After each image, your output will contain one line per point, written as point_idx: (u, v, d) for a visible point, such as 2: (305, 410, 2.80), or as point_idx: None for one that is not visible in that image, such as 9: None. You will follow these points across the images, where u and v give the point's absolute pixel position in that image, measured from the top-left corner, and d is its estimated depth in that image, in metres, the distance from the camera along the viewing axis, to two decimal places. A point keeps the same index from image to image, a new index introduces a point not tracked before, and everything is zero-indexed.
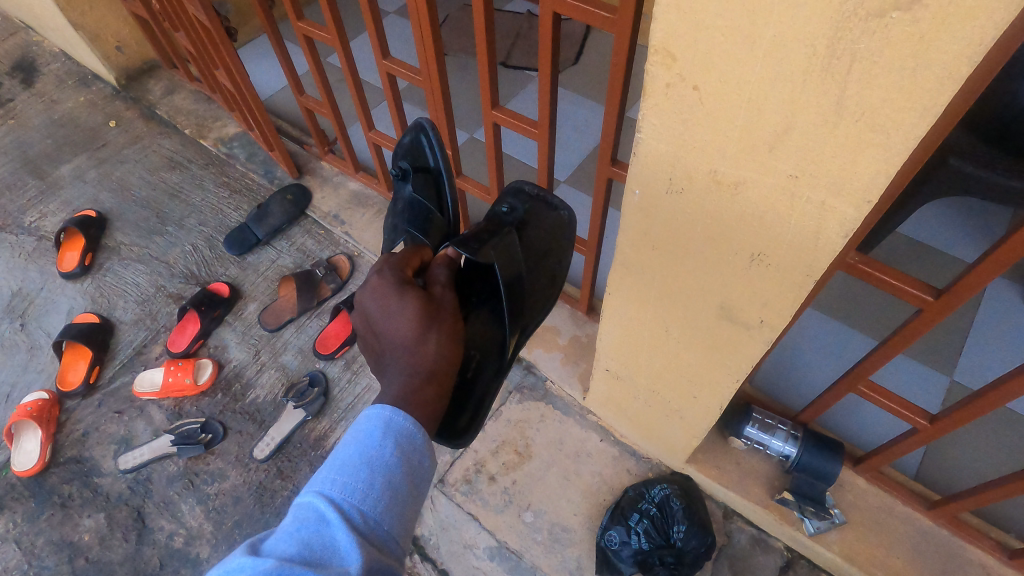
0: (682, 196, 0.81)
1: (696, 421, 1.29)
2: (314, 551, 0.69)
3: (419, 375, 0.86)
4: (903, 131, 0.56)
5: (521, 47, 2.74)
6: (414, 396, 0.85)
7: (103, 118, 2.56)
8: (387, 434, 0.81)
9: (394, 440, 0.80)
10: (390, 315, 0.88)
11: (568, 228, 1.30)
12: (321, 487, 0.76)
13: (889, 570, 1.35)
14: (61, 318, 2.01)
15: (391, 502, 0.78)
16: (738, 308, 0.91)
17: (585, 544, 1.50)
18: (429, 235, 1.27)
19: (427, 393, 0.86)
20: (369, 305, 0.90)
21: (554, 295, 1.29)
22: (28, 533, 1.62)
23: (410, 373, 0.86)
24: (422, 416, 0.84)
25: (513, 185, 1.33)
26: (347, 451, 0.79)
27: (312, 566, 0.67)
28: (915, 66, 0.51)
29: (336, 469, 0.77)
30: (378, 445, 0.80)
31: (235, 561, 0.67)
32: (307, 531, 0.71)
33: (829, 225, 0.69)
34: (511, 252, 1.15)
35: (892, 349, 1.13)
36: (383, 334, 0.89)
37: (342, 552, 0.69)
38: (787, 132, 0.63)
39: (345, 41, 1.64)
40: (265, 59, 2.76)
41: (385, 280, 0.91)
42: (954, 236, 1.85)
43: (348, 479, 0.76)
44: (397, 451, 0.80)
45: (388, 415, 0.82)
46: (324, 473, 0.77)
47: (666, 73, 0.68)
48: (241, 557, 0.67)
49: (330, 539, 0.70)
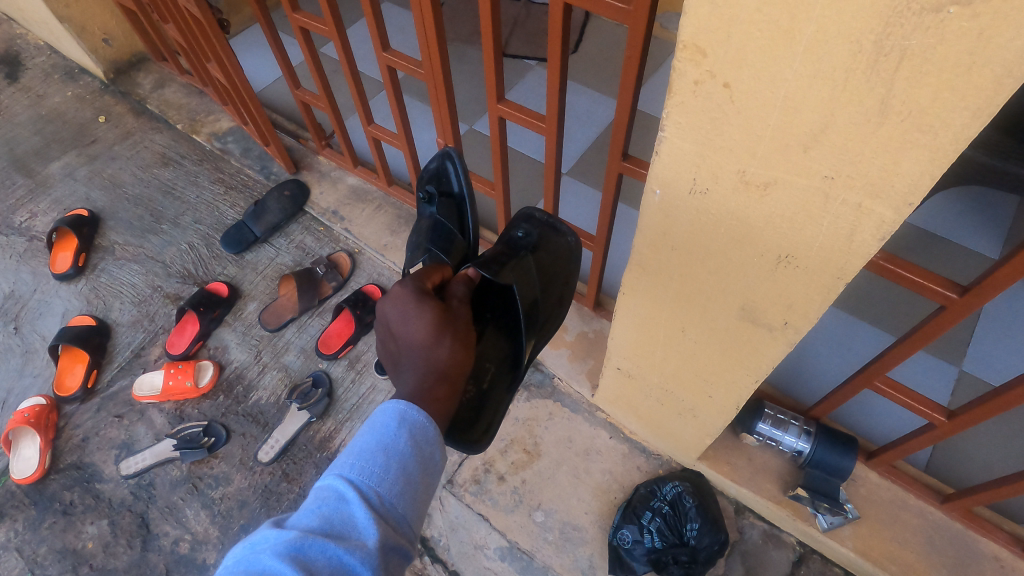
0: (706, 196, 0.78)
1: (710, 419, 1.27)
2: (334, 525, 0.71)
3: (431, 375, 0.83)
4: (953, 131, 0.53)
5: (519, 35, 2.68)
6: (427, 394, 0.82)
7: (93, 114, 2.49)
8: (402, 425, 0.79)
9: (408, 430, 0.78)
10: (407, 319, 0.84)
11: (575, 254, 1.29)
12: (341, 470, 0.77)
13: (904, 565, 1.34)
14: (56, 320, 1.97)
15: (405, 487, 0.77)
16: (761, 309, 0.88)
17: (597, 543, 1.49)
18: (451, 255, 1.23)
19: (438, 393, 0.83)
20: (388, 311, 0.87)
21: (562, 315, 1.26)
22: (30, 542, 1.59)
23: (423, 372, 0.82)
24: (435, 411, 0.82)
25: (523, 212, 1.31)
26: (365, 438, 0.79)
27: (331, 538, 0.69)
28: (973, 64, 0.48)
29: (355, 454, 0.78)
30: (393, 435, 0.78)
31: (261, 533, 0.70)
32: (327, 508, 0.73)
33: (864, 227, 0.66)
34: (529, 275, 1.15)
35: (912, 346, 1.11)
36: (399, 339, 0.85)
37: (359, 528, 0.71)
38: (826, 131, 0.60)
39: (342, 33, 1.59)
40: (257, 50, 2.69)
41: (405, 288, 0.87)
42: (962, 224, 1.83)
43: (365, 463, 0.77)
44: (411, 442, 0.78)
45: (403, 409, 0.80)
46: (343, 456, 0.78)
47: (694, 70, 0.65)
48: (267, 529, 0.70)
49: (349, 517, 0.72)
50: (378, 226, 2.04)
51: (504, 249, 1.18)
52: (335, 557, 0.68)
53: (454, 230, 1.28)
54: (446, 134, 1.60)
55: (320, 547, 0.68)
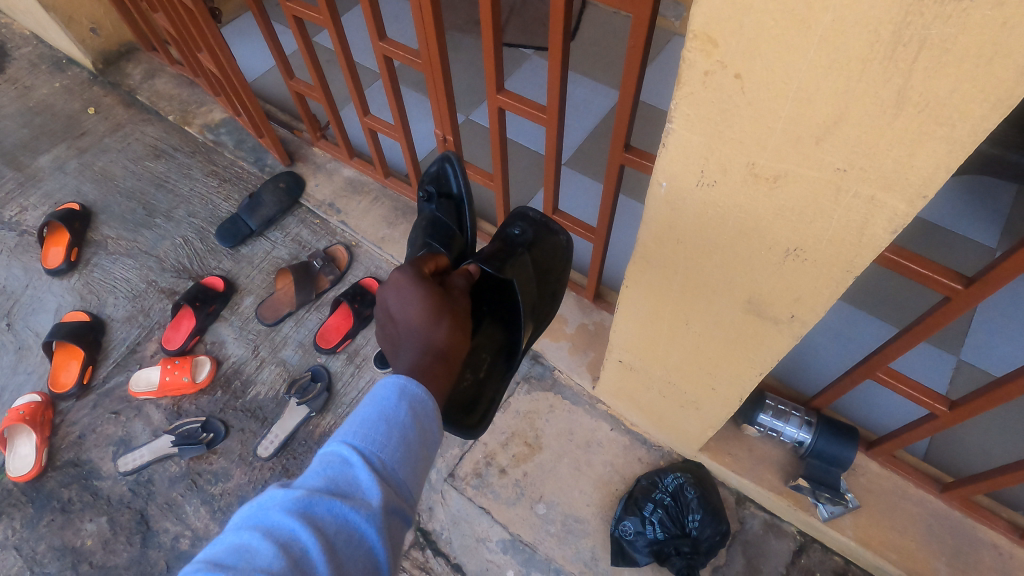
0: (714, 189, 0.77)
1: (712, 411, 1.27)
2: (339, 486, 0.71)
3: (430, 355, 0.81)
4: (971, 123, 0.52)
5: (516, 24, 2.64)
6: (427, 373, 0.81)
7: (82, 105, 2.44)
8: (403, 396, 0.77)
9: (409, 402, 0.77)
10: (406, 303, 0.82)
11: (567, 251, 1.30)
12: (345, 436, 0.76)
13: (904, 554, 1.35)
14: (49, 316, 1.94)
15: (407, 455, 0.76)
16: (768, 302, 0.88)
17: (599, 535, 1.49)
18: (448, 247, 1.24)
19: (438, 371, 0.82)
20: (388, 295, 0.85)
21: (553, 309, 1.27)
22: (28, 540, 1.58)
23: (421, 351, 0.81)
24: (435, 388, 0.81)
25: (518, 207, 1.30)
26: (367, 410, 0.77)
27: (336, 498, 0.69)
28: (993, 56, 0.47)
29: (358, 421, 0.77)
30: (394, 405, 0.77)
31: (266, 493, 0.70)
32: (331, 470, 0.72)
33: (876, 220, 0.66)
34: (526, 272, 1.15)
35: (915, 337, 1.11)
36: (398, 321, 0.83)
37: (363, 489, 0.71)
38: (839, 122, 0.59)
39: (337, 22, 1.56)
40: (250, 39, 2.65)
41: (405, 272, 0.86)
42: (960, 212, 1.83)
43: (368, 430, 0.75)
44: (411, 414, 0.77)
45: (403, 382, 0.79)
46: (346, 424, 0.76)
47: (705, 60, 0.64)
48: (272, 489, 0.70)
49: (353, 478, 0.72)
50: (375, 218, 2.02)
51: (501, 247, 1.19)
52: (340, 515, 0.68)
53: (453, 228, 1.28)
54: (444, 125, 1.58)
55: (326, 505, 0.68)
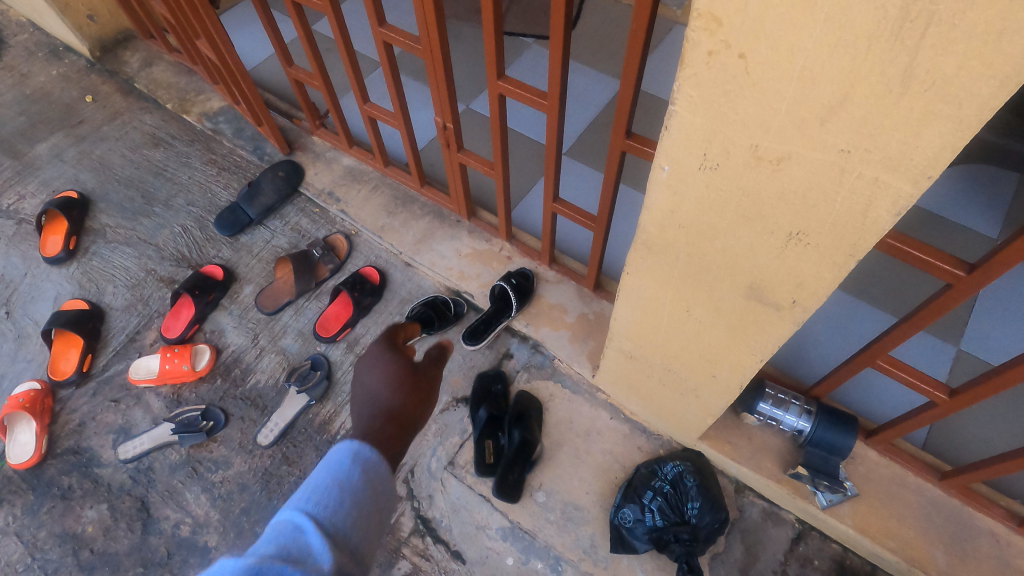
0: (716, 173, 0.76)
1: (712, 399, 1.27)
2: (290, 551, 0.75)
3: (382, 416, 1.05)
4: (979, 101, 0.51)
5: (517, 12, 2.62)
6: (372, 427, 1.03)
7: (79, 93, 2.43)
8: (355, 462, 0.91)
9: (362, 466, 0.90)
10: (374, 375, 1.11)
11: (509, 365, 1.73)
12: (297, 504, 0.83)
13: (901, 541, 1.36)
14: (48, 305, 1.93)
15: (356, 519, 0.84)
16: (769, 288, 0.87)
17: (598, 522, 1.50)
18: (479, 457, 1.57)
19: (388, 431, 1.03)
20: (363, 371, 1.14)
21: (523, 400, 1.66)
22: (29, 527, 1.58)
23: (375, 413, 1.05)
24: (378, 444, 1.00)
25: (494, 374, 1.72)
26: (318, 476, 0.88)
27: (290, 563, 0.73)
28: (1002, 31, 0.46)
29: (310, 490, 0.85)
30: (346, 470, 0.89)
31: (216, 565, 0.71)
32: (283, 537, 0.77)
33: (880, 202, 0.65)
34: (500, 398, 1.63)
35: (916, 325, 1.11)
36: (365, 388, 1.10)
37: (316, 552, 0.76)
38: (844, 102, 0.58)
39: (337, 8, 1.54)
40: (248, 27, 2.62)
41: (378, 348, 1.17)
42: (963, 202, 1.82)
43: (320, 496, 0.84)
44: (363, 476, 0.90)
45: (357, 447, 0.93)
46: (298, 490, 0.84)
47: (709, 39, 0.63)
48: (221, 560, 0.71)
49: (305, 543, 0.77)
50: (375, 207, 2.01)
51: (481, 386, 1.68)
52: None
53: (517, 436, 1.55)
54: (445, 112, 1.56)
55: (280, 571, 0.71)
